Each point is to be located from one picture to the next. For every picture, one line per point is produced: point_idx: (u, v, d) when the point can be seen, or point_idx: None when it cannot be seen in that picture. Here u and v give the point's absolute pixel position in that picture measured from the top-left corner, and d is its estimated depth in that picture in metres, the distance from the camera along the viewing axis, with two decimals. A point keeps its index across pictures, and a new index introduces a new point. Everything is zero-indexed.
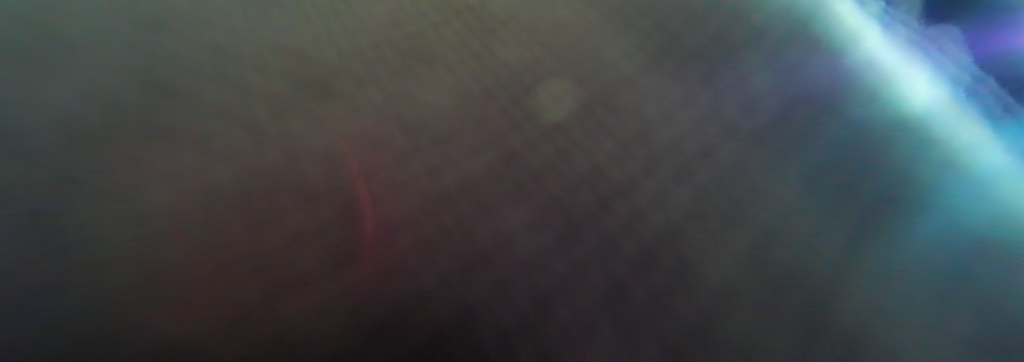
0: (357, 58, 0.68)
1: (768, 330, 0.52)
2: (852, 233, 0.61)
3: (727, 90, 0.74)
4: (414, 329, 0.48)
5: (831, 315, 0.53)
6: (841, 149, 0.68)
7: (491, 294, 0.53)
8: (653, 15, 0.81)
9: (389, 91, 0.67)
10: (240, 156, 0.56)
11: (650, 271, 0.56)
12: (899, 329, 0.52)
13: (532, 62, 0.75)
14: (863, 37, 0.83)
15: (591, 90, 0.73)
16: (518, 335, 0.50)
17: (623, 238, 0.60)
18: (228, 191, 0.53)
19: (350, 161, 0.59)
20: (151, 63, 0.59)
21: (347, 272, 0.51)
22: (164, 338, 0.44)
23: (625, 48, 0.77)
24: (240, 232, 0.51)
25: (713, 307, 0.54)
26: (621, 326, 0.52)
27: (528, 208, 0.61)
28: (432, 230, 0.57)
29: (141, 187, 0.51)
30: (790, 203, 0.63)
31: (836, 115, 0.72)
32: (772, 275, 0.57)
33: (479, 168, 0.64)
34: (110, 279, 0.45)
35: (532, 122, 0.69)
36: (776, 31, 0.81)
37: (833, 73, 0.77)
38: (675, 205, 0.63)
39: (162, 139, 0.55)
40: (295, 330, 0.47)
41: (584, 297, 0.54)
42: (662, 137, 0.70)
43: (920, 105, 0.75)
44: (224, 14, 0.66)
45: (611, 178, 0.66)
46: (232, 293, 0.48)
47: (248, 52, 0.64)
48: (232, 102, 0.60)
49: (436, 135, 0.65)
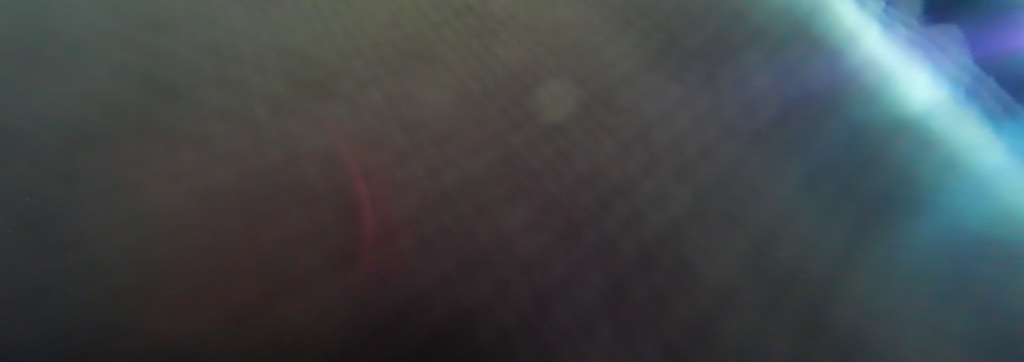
0: (357, 58, 0.68)
1: (768, 329, 0.52)
2: (851, 232, 0.61)
3: (726, 90, 0.74)
4: (414, 329, 0.49)
5: (830, 315, 0.53)
6: (840, 149, 0.69)
7: (491, 294, 0.53)
8: (653, 16, 0.81)
9: (389, 91, 0.67)
10: (240, 156, 0.56)
11: (650, 272, 0.56)
12: (898, 329, 0.52)
13: (531, 62, 0.75)
14: (863, 38, 0.83)
15: (591, 90, 0.73)
16: (518, 335, 0.50)
17: (623, 238, 0.60)
18: (228, 191, 0.54)
19: (350, 161, 0.59)
20: (151, 63, 0.60)
21: (347, 272, 0.51)
22: (163, 339, 0.44)
23: (624, 48, 0.78)
24: (241, 232, 0.51)
25: (713, 307, 0.54)
26: (621, 326, 0.52)
27: (528, 208, 0.61)
28: (432, 230, 0.57)
29: (141, 187, 0.51)
30: (788, 203, 0.63)
31: (836, 115, 0.72)
32: (772, 275, 0.57)
33: (478, 168, 0.64)
34: (110, 279, 0.45)
35: (532, 122, 0.69)
36: (776, 31, 0.81)
37: (833, 73, 0.77)
38: (674, 205, 0.63)
39: (162, 138, 0.55)
40: (295, 331, 0.46)
41: (584, 297, 0.54)
42: (662, 137, 0.70)
43: (921, 106, 0.76)
44: (225, 15, 0.66)
45: (610, 179, 0.66)
46: (232, 293, 0.48)
47: (249, 52, 0.65)
48: (233, 102, 0.60)
49: (436, 135, 0.66)
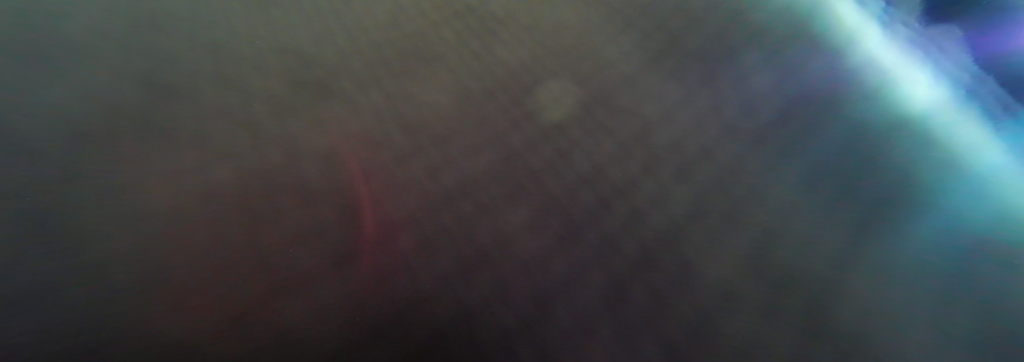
0: (357, 57, 0.68)
1: (768, 330, 0.52)
2: (851, 233, 0.61)
3: (726, 90, 0.74)
4: (414, 329, 0.49)
5: (829, 315, 0.53)
6: (841, 149, 0.69)
7: (491, 294, 0.53)
8: (652, 16, 0.81)
9: (389, 91, 0.67)
10: (239, 156, 0.56)
11: (650, 272, 0.56)
12: (898, 329, 0.52)
13: (531, 62, 0.75)
14: (863, 38, 0.83)
15: (591, 90, 0.73)
16: (518, 335, 0.50)
17: (623, 238, 0.60)
18: (228, 191, 0.54)
19: (350, 161, 0.59)
20: (150, 63, 0.60)
21: (347, 272, 0.51)
22: (163, 339, 0.44)
23: (625, 48, 0.78)
24: (241, 232, 0.51)
25: (713, 308, 0.54)
26: (621, 326, 0.52)
27: (529, 208, 0.61)
28: (432, 230, 0.57)
29: (140, 187, 0.51)
30: (788, 203, 0.63)
31: (836, 115, 0.73)
32: (772, 275, 0.57)
33: (478, 168, 0.64)
34: (110, 279, 0.45)
35: (532, 122, 0.69)
36: (776, 31, 0.81)
37: (833, 73, 0.77)
38: (674, 205, 0.63)
39: (161, 138, 0.55)
40: (295, 331, 0.47)
41: (584, 297, 0.54)
42: (662, 137, 0.70)
43: (921, 105, 0.75)
44: (225, 15, 0.66)
45: (610, 178, 0.66)
46: (232, 293, 0.48)
47: (249, 52, 0.65)
48: (233, 102, 0.60)
49: (436, 135, 0.65)
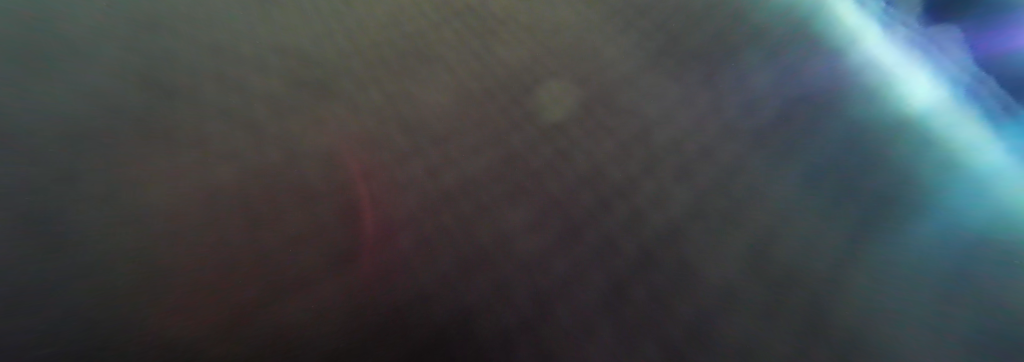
0: (356, 57, 0.69)
1: (768, 331, 0.52)
2: (854, 232, 0.60)
3: (727, 89, 0.74)
4: (413, 329, 0.49)
5: (831, 316, 0.53)
6: (843, 149, 0.68)
7: (490, 294, 0.53)
8: (654, 15, 0.81)
9: (389, 91, 0.67)
10: (239, 156, 0.57)
11: (650, 272, 0.56)
12: (903, 330, 0.51)
13: (532, 61, 0.75)
14: (866, 38, 0.82)
15: (591, 89, 0.73)
16: (517, 334, 0.50)
17: (623, 238, 0.60)
18: (229, 191, 0.54)
19: (349, 161, 0.59)
20: (151, 63, 0.60)
21: (347, 271, 0.51)
22: (166, 338, 0.44)
23: (625, 48, 0.77)
24: (240, 233, 0.52)
25: (714, 308, 0.53)
26: (621, 329, 0.51)
27: (528, 208, 0.61)
28: (431, 230, 0.57)
29: (143, 187, 0.52)
30: (789, 203, 0.63)
31: (838, 115, 0.72)
32: (773, 275, 0.56)
33: (478, 168, 0.64)
34: (112, 281, 0.46)
35: (532, 123, 0.69)
36: (778, 29, 0.81)
37: (835, 72, 0.77)
38: (675, 205, 0.63)
39: (161, 138, 0.56)
40: (295, 329, 0.47)
41: (583, 297, 0.54)
42: (662, 137, 0.70)
43: (925, 105, 0.75)
44: (226, 16, 0.67)
45: (610, 178, 0.66)
46: (234, 292, 0.48)
47: (249, 53, 0.65)
48: (233, 102, 0.61)
49: (436, 135, 0.66)
